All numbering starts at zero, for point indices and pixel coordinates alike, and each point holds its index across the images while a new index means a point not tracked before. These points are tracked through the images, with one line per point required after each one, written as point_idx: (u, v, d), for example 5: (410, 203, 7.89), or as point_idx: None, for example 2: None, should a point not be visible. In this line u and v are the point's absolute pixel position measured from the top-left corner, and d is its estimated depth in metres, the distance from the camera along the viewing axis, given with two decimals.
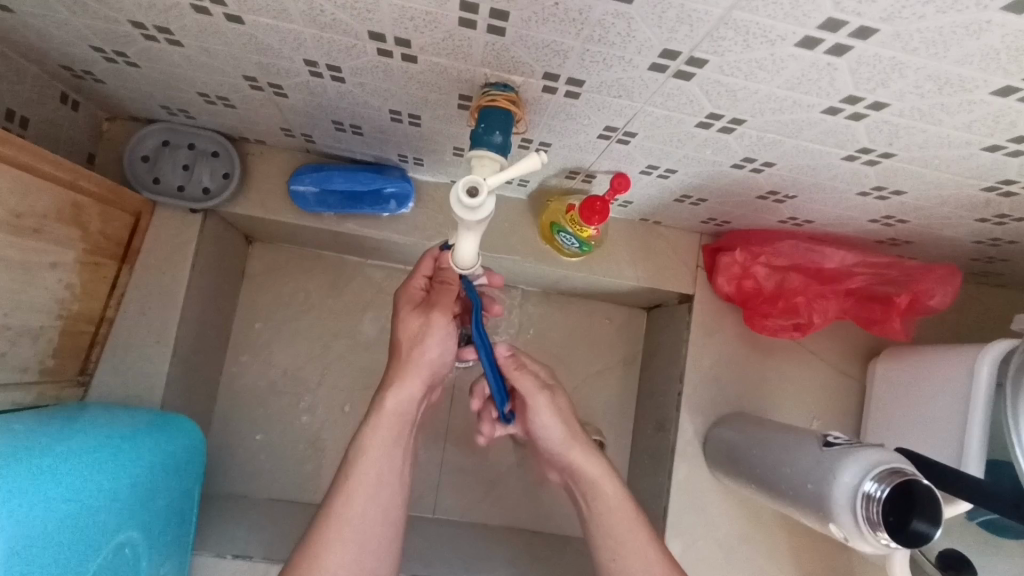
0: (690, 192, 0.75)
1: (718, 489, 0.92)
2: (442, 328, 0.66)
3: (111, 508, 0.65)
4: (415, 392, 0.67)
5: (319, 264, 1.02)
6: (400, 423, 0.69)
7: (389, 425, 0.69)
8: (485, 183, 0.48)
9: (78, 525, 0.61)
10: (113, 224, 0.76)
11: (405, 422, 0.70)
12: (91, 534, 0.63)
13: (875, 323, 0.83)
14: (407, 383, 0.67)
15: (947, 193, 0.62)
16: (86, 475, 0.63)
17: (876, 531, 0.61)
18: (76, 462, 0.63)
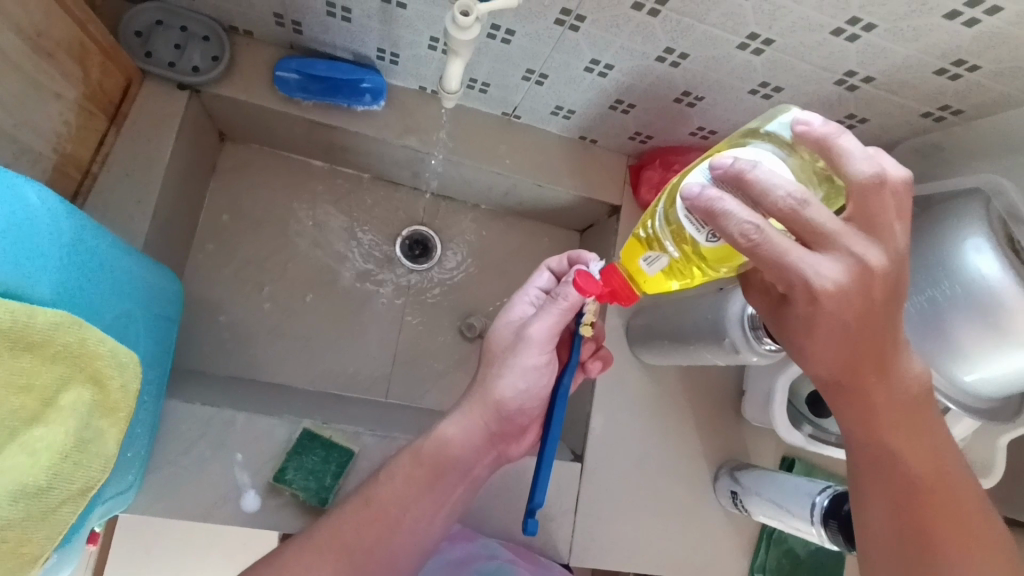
0: (623, 94, 0.92)
1: (636, 367, 1.08)
2: (532, 355, 0.75)
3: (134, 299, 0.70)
4: (473, 425, 0.77)
5: (287, 167, 1.11)
6: (436, 457, 0.77)
7: (423, 466, 0.76)
8: (480, 7, 0.60)
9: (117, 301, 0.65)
10: (109, 80, 0.82)
11: (442, 462, 0.77)
12: (127, 314, 0.68)
13: None
14: (468, 413, 0.78)
15: (812, 89, 0.82)
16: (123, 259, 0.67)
17: (758, 337, 0.77)
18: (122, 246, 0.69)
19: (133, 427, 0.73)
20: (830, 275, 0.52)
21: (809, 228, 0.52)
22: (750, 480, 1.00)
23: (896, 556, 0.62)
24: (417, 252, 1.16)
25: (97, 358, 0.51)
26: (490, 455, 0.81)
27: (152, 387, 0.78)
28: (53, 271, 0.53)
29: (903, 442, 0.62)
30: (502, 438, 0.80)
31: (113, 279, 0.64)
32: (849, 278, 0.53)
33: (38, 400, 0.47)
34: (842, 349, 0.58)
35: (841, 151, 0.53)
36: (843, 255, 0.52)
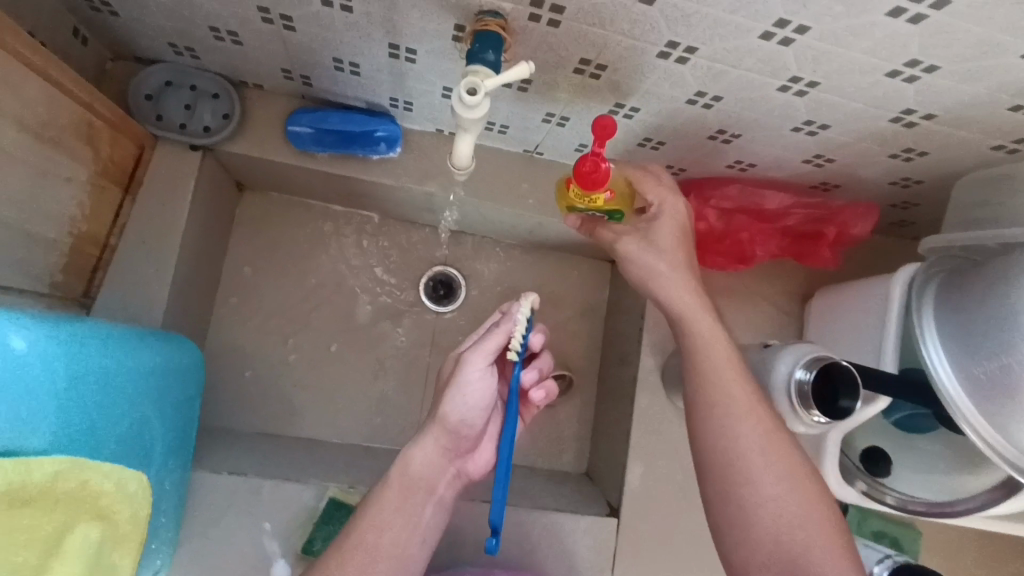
0: (651, 133, 0.85)
1: (675, 413, 1.02)
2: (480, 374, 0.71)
3: (139, 386, 0.70)
4: (431, 450, 0.73)
5: (306, 213, 1.08)
6: (407, 482, 0.71)
7: (393, 495, 0.70)
8: (490, 85, 0.57)
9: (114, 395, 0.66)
10: (120, 152, 0.81)
11: (414, 488, 0.71)
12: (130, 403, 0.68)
13: (809, 256, 0.96)
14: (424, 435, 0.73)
15: (863, 125, 0.74)
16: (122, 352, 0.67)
17: (808, 408, 0.72)
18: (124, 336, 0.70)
19: (159, 515, 0.75)
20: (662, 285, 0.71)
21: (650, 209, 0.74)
22: None
23: (738, 483, 0.61)
24: (441, 293, 1.13)
25: (100, 497, 0.52)
26: (449, 477, 0.75)
27: (181, 470, 0.80)
28: (45, 404, 0.56)
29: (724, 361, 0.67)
30: (454, 460, 0.76)
31: (124, 387, 0.67)
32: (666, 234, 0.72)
33: (41, 551, 0.48)
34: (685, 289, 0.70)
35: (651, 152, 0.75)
36: (664, 197, 0.73)
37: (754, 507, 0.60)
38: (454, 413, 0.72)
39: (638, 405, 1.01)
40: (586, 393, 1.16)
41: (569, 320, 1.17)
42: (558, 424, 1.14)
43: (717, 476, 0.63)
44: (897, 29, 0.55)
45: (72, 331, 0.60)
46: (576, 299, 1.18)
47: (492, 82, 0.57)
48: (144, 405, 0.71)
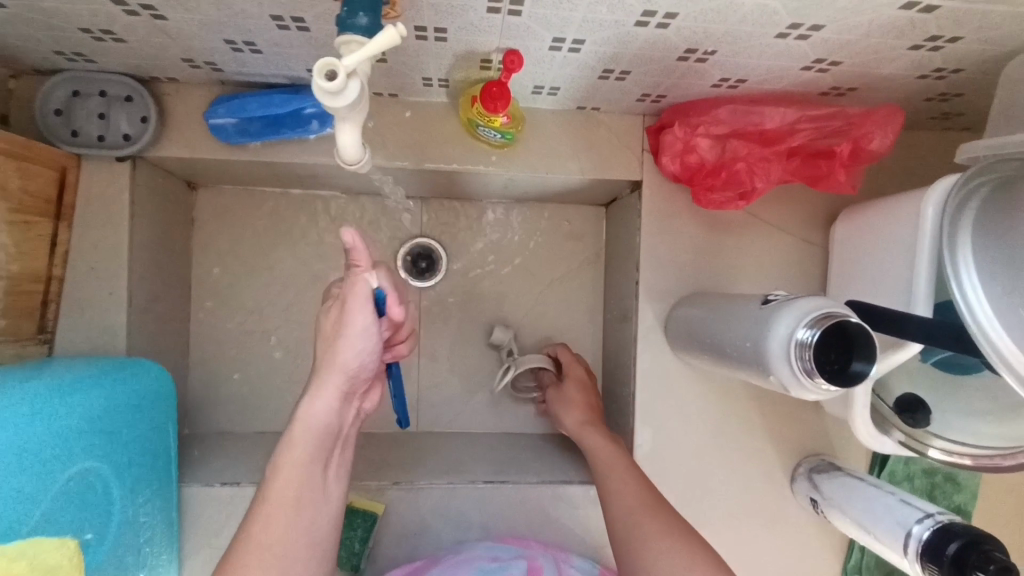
0: (610, 64, 0.71)
1: (684, 369, 0.93)
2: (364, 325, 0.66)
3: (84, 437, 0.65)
4: (332, 398, 0.67)
5: (267, 202, 1.02)
6: (314, 439, 0.66)
7: (302, 447, 0.66)
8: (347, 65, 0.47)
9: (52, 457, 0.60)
10: (36, 180, 0.76)
11: (321, 436, 0.67)
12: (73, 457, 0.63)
13: (821, 180, 0.79)
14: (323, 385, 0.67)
15: (866, 19, 0.58)
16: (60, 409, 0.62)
17: (813, 377, 0.61)
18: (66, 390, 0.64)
19: (138, 548, 0.73)
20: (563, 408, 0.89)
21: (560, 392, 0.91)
22: (832, 490, 0.85)
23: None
24: (422, 266, 1.05)
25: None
26: (350, 415, 0.72)
27: (158, 499, 0.77)
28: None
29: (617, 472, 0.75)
30: (353, 398, 0.72)
31: (57, 451, 0.61)
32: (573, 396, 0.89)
33: None
34: (587, 428, 0.84)
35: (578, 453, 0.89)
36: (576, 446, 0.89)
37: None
38: (347, 358, 0.67)
39: (641, 366, 0.93)
40: (591, 349, 1.09)
41: (566, 275, 1.08)
42: None
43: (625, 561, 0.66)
44: None
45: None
46: (570, 251, 1.08)
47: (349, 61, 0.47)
48: (100, 462, 0.67)
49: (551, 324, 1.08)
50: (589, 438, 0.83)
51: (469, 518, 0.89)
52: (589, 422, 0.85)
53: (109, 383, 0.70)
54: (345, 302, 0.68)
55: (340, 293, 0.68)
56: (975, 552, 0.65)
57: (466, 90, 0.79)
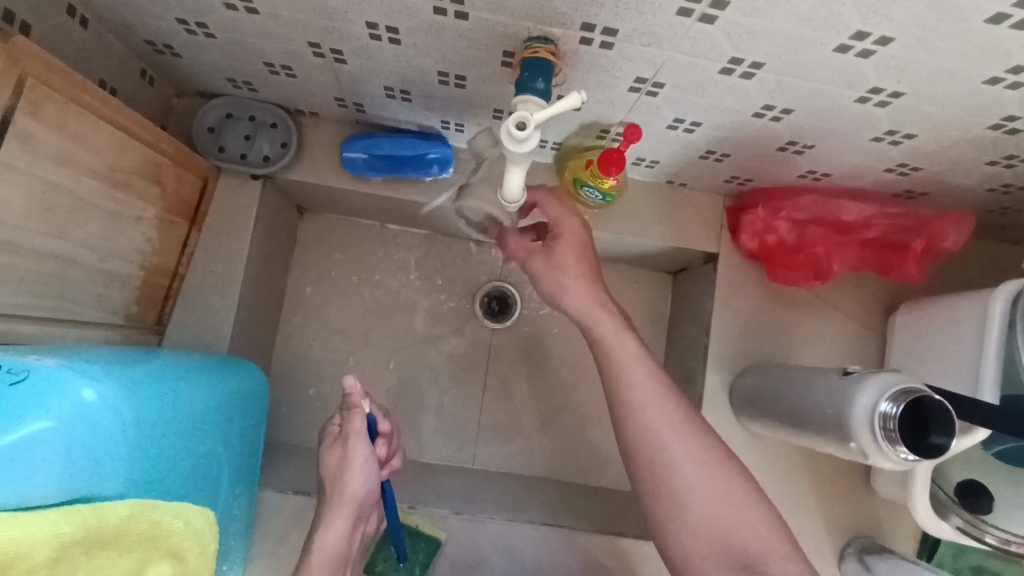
0: (714, 146, 0.80)
1: (743, 436, 0.97)
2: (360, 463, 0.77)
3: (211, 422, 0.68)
4: (344, 525, 0.74)
5: (363, 233, 1.10)
6: (331, 561, 0.72)
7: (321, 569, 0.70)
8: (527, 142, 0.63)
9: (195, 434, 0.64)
10: (186, 186, 0.84)
11: (337, 559, 0.73)
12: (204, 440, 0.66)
13: (893, 270, 0.87)
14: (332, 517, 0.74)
15: (956, 133, 0.67)
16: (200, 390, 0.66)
17: (895, 446, 0.66)
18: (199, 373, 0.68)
19: (224, 534, 0.76)
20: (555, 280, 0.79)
21: (551, 282, 0.79)
22: (884, 571, 0.87)
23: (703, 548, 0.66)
24: (496, 307, 1.12)
25: (172, 534, 0.51)
26: (355, 539, 0.78)
27: (246, 495, 0.80)
28: (127, 457, 0.52)
29: (643, 384, 0.73)
30: (361, 522, 0.79)
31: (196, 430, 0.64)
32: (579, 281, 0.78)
33: None
34: (597, 308, 0.77)
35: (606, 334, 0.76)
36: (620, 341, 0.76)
37: (687, 541, 0.67)
38: (356, 487, 0.76)
39: None
40: None
41: None
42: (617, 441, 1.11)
43: (663, 499, 0.68)
44: (997, 35, 0.49)
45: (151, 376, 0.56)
46: (635, 313, 1.14)
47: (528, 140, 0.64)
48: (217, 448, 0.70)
49: None
50: (603, 326, 0.76)
51: (524, 558, 0.91)
52: (600, 301, 0.78)
53: (228, 374, 0.74)
54: (342, 438, 0.79)
55: (334, 432, 0.80)
56: None
57: (574, 155, 0.88)
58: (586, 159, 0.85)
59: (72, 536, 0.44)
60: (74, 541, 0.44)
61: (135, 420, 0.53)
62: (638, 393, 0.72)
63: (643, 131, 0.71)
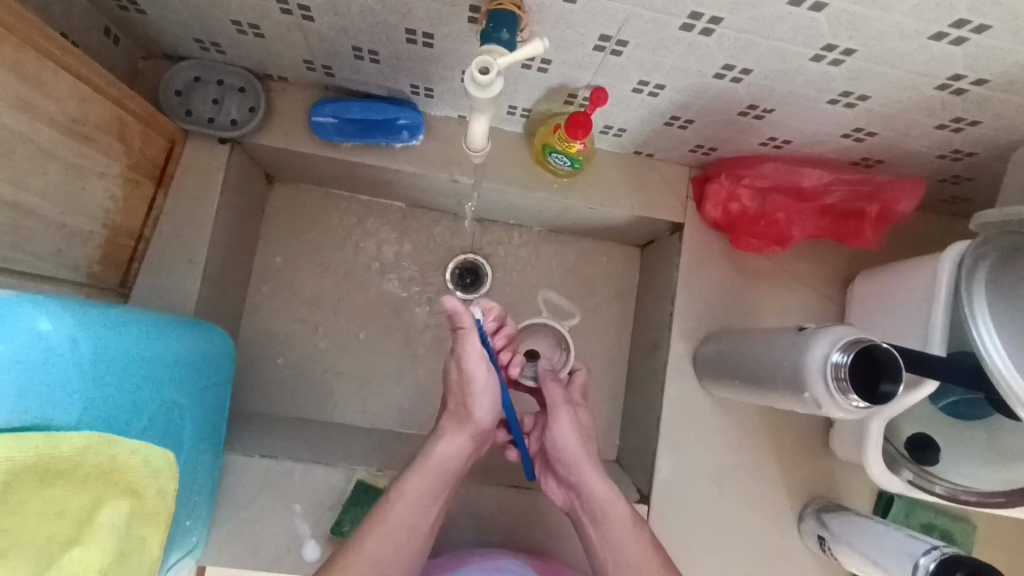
0: (679, 111, 0.82)
1: (707, 400, 1.00)
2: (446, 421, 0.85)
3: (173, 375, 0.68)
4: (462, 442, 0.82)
5: (334, 203, 1.10)
6: (443, 473, 0.81)
7: (432, 480, 0.80)
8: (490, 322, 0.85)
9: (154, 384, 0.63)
10: (151, 146, 0.84)
11: (447, 476, 0.81)
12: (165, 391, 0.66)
13: (850, 236, 0.90)
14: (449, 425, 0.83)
15: (906, 94, 0.69)
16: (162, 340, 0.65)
17: (846, 394, 0.68)
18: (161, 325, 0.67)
19: (192, 494, 0.75)
20: (567, 432, 0.85)
21: (563, 454, 0.85)
22: (840, 527, 0.90)
23: None
24: (467, 281, 1.12)
25: (128, 469, 0.52)
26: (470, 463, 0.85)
27: (211, 456, 0.79)
28: (80, 392, 0.52)
29: (600, 487, 0.82)
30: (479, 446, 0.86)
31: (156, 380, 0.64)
32: (579, 454, 0.84)
33: (74, 521, 0.48)
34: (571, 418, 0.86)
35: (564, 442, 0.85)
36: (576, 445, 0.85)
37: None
38: (482, 409, 0.82)
39: (668, 392, 0.99)
40: (615, 378, 1.15)
41: (597, 306, 1.16)
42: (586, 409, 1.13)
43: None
44: None
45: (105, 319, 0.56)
46: (604, 284, 1.16)
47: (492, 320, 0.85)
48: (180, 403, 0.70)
49: (579, 350, 1.15)
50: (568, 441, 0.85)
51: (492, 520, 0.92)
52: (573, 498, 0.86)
53: (191, 330, 0.74)
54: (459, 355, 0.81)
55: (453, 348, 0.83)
56: None
57: (544, 121, 0.89)
58: (555, 122, 0.86)
59: (24, 461, 0.44)
60: (24, 466, 0.44)
61: (87, 356, 0.53)
62: (588, 485, 0.83)
63: (609, 94, 0.75)
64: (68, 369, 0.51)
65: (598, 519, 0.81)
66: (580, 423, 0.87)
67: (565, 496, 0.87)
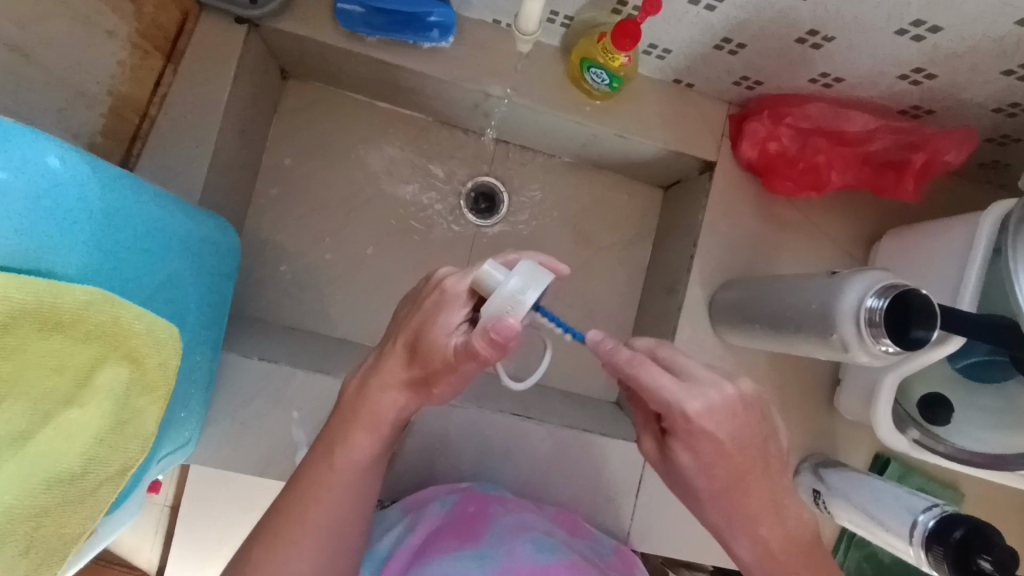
0: (733, 33, 0.77)
1: (719, 348, 0.97)
2: (397, 363, 0.58)
3: (176, 251, 0.63)
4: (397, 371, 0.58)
5: (351, 109, 1.05)
6: (370, 423, 0.60)
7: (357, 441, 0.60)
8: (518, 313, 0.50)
9: (155, 256, 0.58)
10: (164, 14, 0.78)
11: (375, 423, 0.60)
12: (167, 267, 0.61)
13: (887, 187, 0.89)
14: (388, 355, 0.59)
15: (981, 28, 0.65)
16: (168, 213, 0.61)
17: (880, 339, 0.66)
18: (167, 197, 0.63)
19: (187, 383, 0.71)
20: (694, 402, 0.49)
21: (693, 438, 0.51)
22: (836, 481, 0.90)
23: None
24: (482, 206, 1.09)
25: (133, 335, 0.48)
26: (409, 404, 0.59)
27: (210, 350, 0.76)
28: (86, 242, 0.49)
29: (755, 439, 0.52)
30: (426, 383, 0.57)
31: (157, 251, 0.59)
32: (727, 419, 0.50)
33: (73, 381, 0.44)
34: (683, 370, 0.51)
35: (664, 388, 0.50)
36: (697, 401, 0.49)
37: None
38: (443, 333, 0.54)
39: (680, 335, 0.96)
40: (623, 320, 1.13)
41: (614, 244, 1.13)
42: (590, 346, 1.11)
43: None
44: None
45: (109, 170, 0.51)
46: (623, 224, 1.13)
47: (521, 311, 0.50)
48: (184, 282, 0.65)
49: (591, 289, 1.12)
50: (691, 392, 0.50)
51: (489, 445, 0.91)
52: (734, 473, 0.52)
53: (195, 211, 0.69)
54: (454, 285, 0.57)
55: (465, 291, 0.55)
56: (979, 537, 0.69)
57: (585, 33, 0.85)
58: (601, 31, 0.82)
59: (23, 304, 0.39)
60: (26, 311, 0.40)
61: (90, 207, 0.49)
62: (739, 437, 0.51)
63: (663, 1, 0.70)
64: (73, 216, 0.47)
65: (755, 489, 0.53)
66: (711, 378, 0.50)
67: (716, 478, 0.52)
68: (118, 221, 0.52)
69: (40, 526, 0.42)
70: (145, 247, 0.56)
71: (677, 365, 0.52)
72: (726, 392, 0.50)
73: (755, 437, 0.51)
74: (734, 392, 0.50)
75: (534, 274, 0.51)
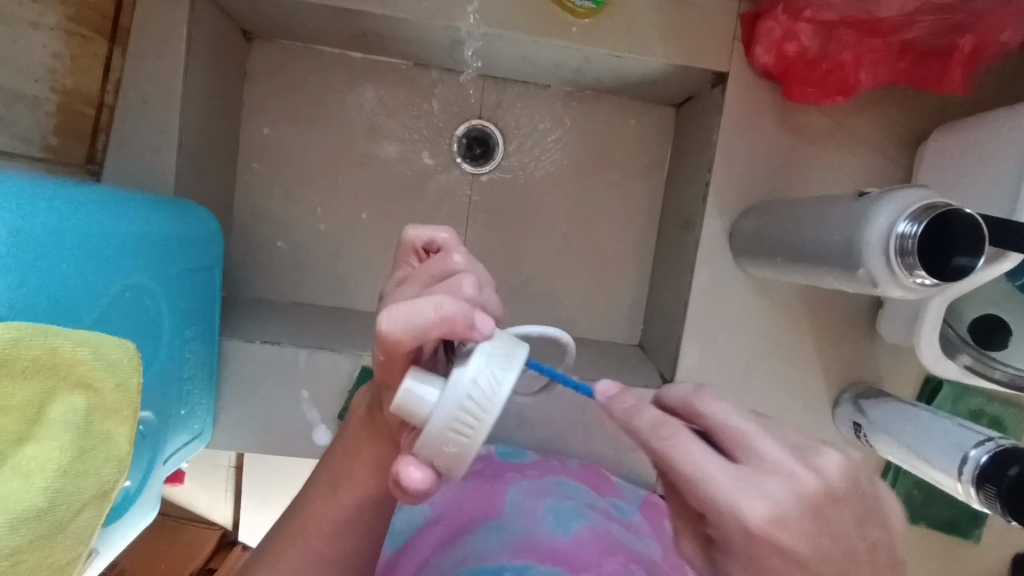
0: None
1: (743, 282, 0.89)
2: None
3: (132, 253, 0.60)
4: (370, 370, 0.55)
5: (324, 65, 0.97)
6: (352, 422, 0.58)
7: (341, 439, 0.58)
8: (478, 438, 0.38)
9: (101, 266, 0.56)
10: None
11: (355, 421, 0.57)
12: (121, 271, 0.59)
13: (931, 80, 0.77)
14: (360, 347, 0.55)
15: None
16: (114, 219, 0.58)
17: (913, 271, 0.58)
18: (111, 202, 0.59)
19: (180, 381, 0.71)
20: (758, 508, 0.37)
21: (760, 558, 0.38)
22: (878, 415, 0.83)
23: None
24: (477, 152, 1.01)
25: (78, 363, 0.46)
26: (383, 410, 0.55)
27: (202, 341, 0.76)
28: (5, 276, 0.45)
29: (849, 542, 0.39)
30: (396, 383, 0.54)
31: (103, 262, 0.56)
32: (808, 525, 0.38)
33: (19, 418, 0.44)
34: (750, 447, 0.40)
35: (717, 481, 0.38)
36: (766, 498, 0.38)
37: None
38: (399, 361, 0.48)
39: (699, 273, 0.89)
40: (641, 257, 1.05)
41: (624, 177, 1.04)
42: (606, 288, 1.05)
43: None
44: None
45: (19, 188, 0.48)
46: (632, 153, 1.03)
47: (483, 432, 0.38)
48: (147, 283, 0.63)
49: (602, 228, 1.04)
50: (766, 481, 0.38)
51: (503, 406, 0.89)
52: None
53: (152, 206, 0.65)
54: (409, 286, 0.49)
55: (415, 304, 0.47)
56: None
57: None
58: None
59: None
60: None
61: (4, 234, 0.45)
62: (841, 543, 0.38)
63: None
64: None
65: None
66: (782, 464, 0.39)
67: None
68: (47, 240, 0.50)
69: (19, 561, 0.43)
70: (87, 260, 0.54)
71: (737, 438, 0.40)
72: (802, 481, 0.38)
73: (857, 538, 0.39)
74: (816, 484, 0.38)
75: (494, 362, 0.39)
